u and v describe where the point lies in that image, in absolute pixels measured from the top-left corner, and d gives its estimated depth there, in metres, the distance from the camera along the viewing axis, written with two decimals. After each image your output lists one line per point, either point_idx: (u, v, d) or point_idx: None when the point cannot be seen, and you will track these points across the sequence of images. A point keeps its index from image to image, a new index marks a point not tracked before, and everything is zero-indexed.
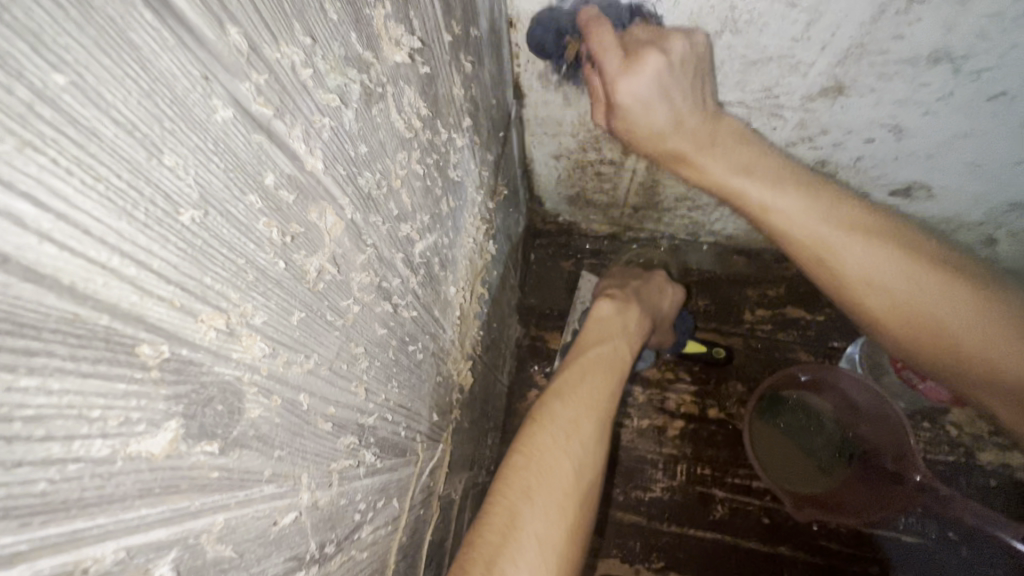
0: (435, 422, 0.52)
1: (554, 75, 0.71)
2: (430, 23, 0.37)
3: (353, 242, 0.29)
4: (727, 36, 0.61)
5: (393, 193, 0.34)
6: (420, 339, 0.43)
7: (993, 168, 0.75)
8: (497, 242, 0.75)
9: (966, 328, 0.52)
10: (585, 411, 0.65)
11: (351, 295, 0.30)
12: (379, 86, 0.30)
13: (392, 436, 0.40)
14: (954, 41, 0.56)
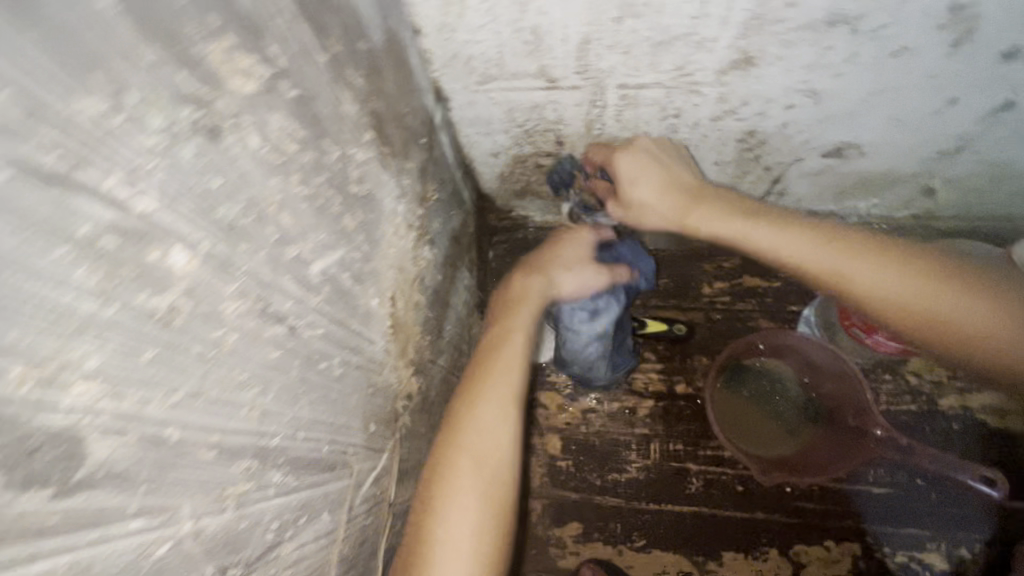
0: (373, 434, 0.54)
1: (471, 76, 0.72)
2: (296, 49, 0.38)
3: (215, 274, 0.30)
4: (629, 20, 0.61)
5: (270, 219, 0.35)
6: (334, 356, 0.44)
7: (914, 121, 0.77)
8: (436, 246, 0.76)
9: (915, 295, 0.63)
10: (489, 402, 0.67)
11: (224, 325, 0.31)
12: (230, 117, 0.31)
13: (311, 454, 0.41)
14: (845, 3, 0.57)
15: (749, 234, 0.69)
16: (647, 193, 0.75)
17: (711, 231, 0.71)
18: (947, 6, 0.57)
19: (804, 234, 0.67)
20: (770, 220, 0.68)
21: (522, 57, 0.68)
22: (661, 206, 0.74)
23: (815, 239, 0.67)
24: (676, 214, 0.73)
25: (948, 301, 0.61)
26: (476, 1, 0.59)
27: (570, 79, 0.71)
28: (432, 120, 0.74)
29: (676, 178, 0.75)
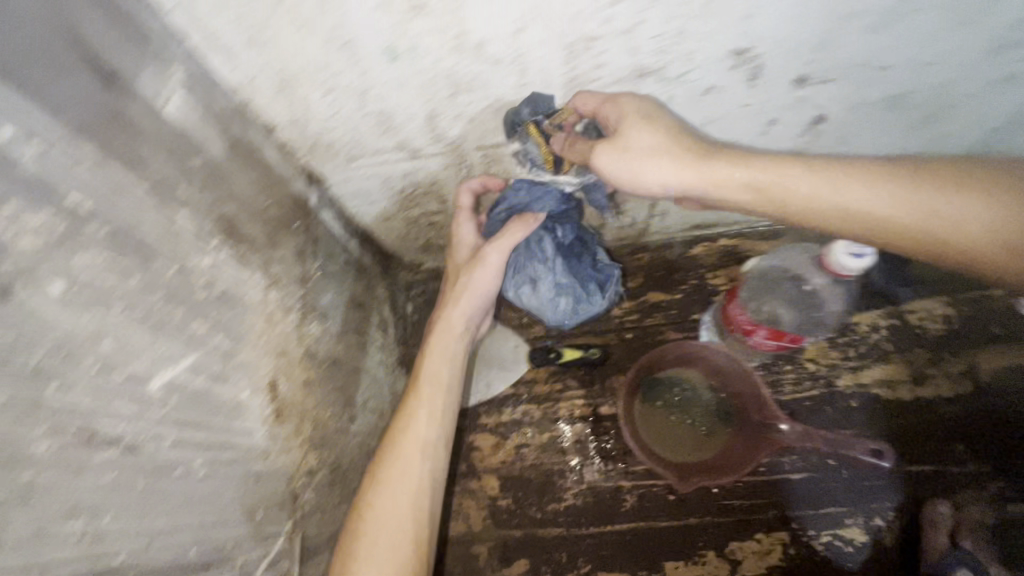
0: (255, 521, 0.59)
1: (338, 157, 0.77)
2: (101, 193, 0.43)
3: (11, 424, 0.36)
4: (462, 95, 0.67)
5: (81, 351, 0.41)
6: (181, 460, 0.49)
7: (750, 140, 0.85)
8: (328, 319, 0.79)
9: (949, 214, 0.60)
10: (409, 453, 0.77)
11: (32, 467, 0.37)
12: (20, 272, 0.37)
13: (165, 560, 0.48)
14: (643, 61, 0.65)
15: (768, 171, 0.67)
16: (656, 138, 0.68)
17: (711, 177, 0.68)
18: (729, 51, 0.65)
19: (814, 169, 0.66)
20: (789, 166, 0.67)
21: (378, 135, 0.73)
22: (660, 159, 0.68)
23: (821, 171, 0.65)
24: (689, 166, 0.68)
25: (986, 217, 0.59)
26: (316, 97, 0.65)
27: (429, 148, 0.77)
28: (308, 201, 0.79)
29: (678, 126, 0.69)
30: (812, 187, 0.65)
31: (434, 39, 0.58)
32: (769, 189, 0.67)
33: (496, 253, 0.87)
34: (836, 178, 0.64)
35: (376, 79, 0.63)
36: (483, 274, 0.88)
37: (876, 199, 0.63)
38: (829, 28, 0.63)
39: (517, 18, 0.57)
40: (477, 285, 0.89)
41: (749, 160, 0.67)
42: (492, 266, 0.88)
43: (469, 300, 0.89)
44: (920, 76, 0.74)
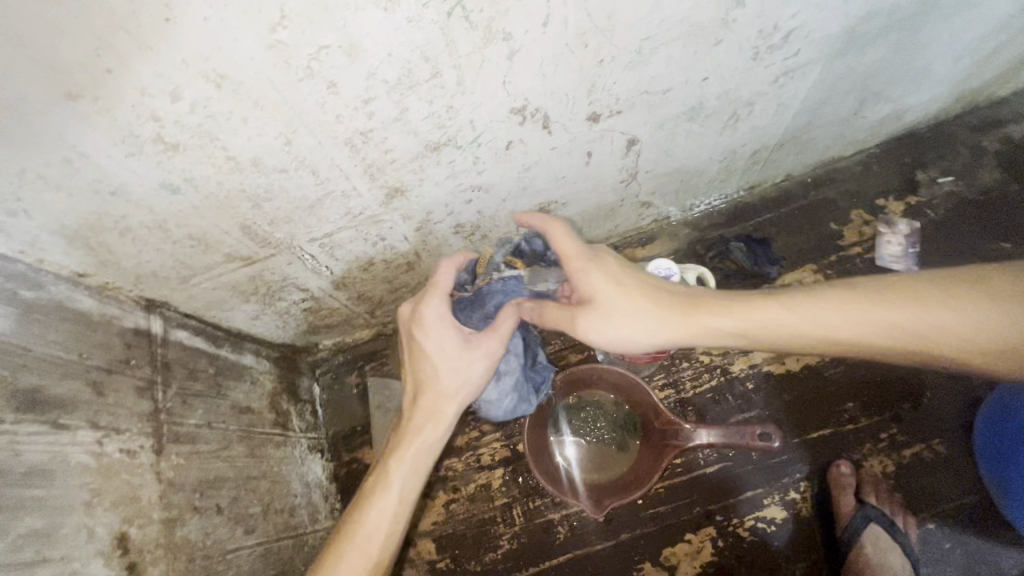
0: None
1: (170, 281, 0.76)
2: None
3: None
4: (265, 204, 0.68)
5: None
6: None
7: (578, 172, 0.89)
8: (197, 442, 0.78)
9: (946, 330, 0.60)
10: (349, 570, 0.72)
11: None
12: None
13: None
14: (429, 137, 0.67)
15: (755, 316, 0.69)
16: (644, 301, 0.72)
17: (698, 330, 0.70)
18: (508, 112, 0.68)
19: (805, 305, 0.67)
20: (768, 305, 0.68)
21: (202, 254, 0.73)
22: (635, 318, 0.71)
23: (811, 304, 0.66)
24: (673, 321, 0.71)
25: (984, 326, 0.59)
26: (114, 240, 0.64)
27: (260, 252, 0.78)
28: (151, 331, 0.77)
29: (645, 285, 0.73)
30: (797, 327, 0.67)
31: (206, 167, 0.59)
32: (761, 331, 0.69)
33: (499, 342, 0.79)
34: (817, 317, 0.66)
35: (168, 211, 0.63)
36: (480, 365, 0.78)
37: (866, 324, 0.64)
38: (592, 74, 0.67)
39: (279, 133, 0.58)
40: (469, 379, 0.79)
41: (725, 311, 0.69)
42: (492, 355, 0.79)
43: (457, 396, 0.79)
44: (702, 90, 0.79)
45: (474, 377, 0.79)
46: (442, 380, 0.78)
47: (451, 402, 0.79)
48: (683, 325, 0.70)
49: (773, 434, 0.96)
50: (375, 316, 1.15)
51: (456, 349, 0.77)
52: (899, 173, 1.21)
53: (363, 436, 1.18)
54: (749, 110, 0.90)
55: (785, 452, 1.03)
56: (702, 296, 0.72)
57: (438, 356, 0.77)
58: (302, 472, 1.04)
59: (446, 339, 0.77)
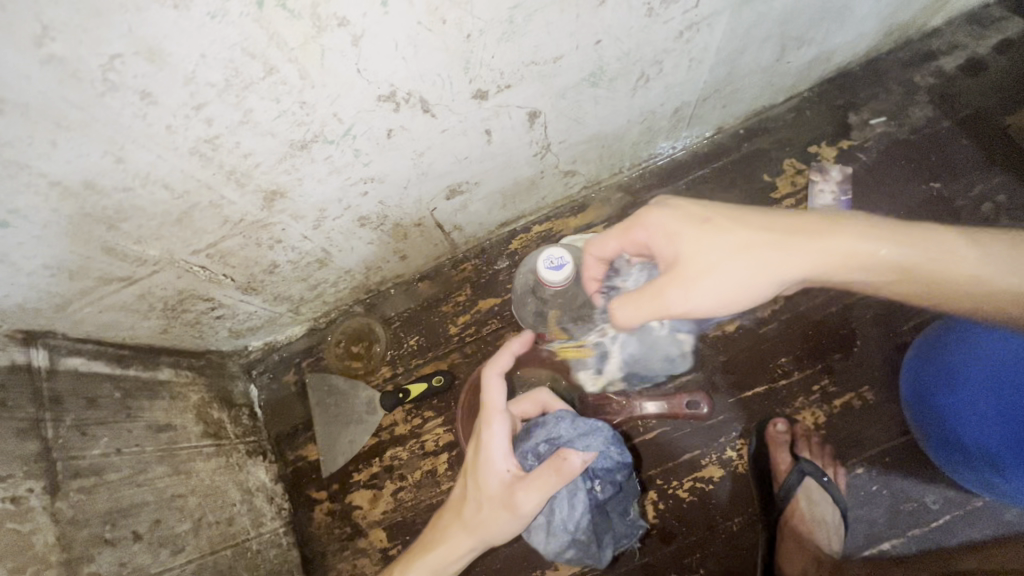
0: None
1: (44, 311, 0.71)
2: None
3: None
4: (121, 225, 0.63)
5: None
6: None
7: (481, 153, 0.84)
8: (105, 471, 0.75)
9: None
10: None
11: None
12: None
13: None
14: (290, 136, 0.61)
15: (893, 244, 0.69)
16: (762, 237, 0.69)
17: (832, 260, 0.70)
18: (376, 100, 0.62)
19: (937, 242, 0.69)
20: (900, 235, 0.70)
21: (70, 281, 0.68)
22: (746, 259, 0.68)
23: (941, 242, 0.69)
24: (803, 256, 0.69)
25: None
26: None
27: (138, 271, 0.72)
28: (33, 365, 0.73)
29: (747, 228, 0.70)
30: (930, 262, 0.69)
31: (29, 197, 0.53)
32: (895, 261, 0.69)
33: (528, 507, 0.74)
34: (947, 250, 0.69)
35: (5, 245, 0.58)
36: (502, 521, 0.75)
37: (992, 263, 0.68)
38: (462, 50, 0.61)
39: (104, 152, 0.52)
40: (490, 530, 0.77)
41: (858, 239, 0.69)
42: (518, 519, 0.75)
43: (477, 541, 0.78)
44: (598, 53, 0.74)
45: (495, 528, 0.76)
46: (470, 515, 0.78)
47: (471, 539, 0.78)
48: (818, 249, 0.69)
49: (699, 399, 1.02)
50: (302, 312, 1.11)
51: (490, 491, 0.77)
52: (831, 117, 1.17)
53: (306, 435, 1.16)
54: (658, 69, 0.84)
55: (719, 413, 1.04)
56: (810, 226, 0.70)
57: (475, 488, 0.79)
58: (240, 479, 1.03)
59: (484, 476, 0.77)
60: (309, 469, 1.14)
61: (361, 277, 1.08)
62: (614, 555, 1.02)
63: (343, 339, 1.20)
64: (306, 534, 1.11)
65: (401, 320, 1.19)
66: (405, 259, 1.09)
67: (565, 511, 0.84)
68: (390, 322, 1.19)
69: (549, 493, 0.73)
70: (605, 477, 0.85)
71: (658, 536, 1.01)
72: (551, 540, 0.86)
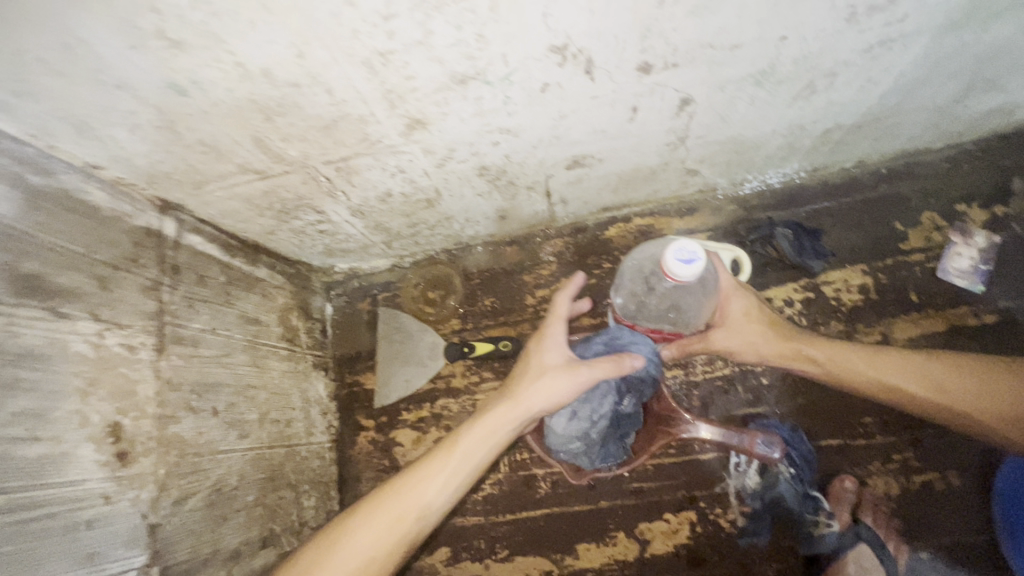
0: (124, 552, 0.61)
1: (183, 185, 0.76)
2: None
3: None
4: (278, 118, 0.65)
5: None
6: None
7: (618, 129, 0.81)
8: (199, 346, 0.80)
9: (988, 397, 0.82)
10: (383, 512, 0.73)
11: None
12: None
13: None
14: (455, 68, 0.61)
15: (844, 357, 0.89)
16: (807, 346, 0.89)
17: (790, 354, 0.90)
18: (546, 50, 0.61)
19: (874, 360, 0.88)
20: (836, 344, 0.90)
21: (214, 161, 0.72)
22: (739, 304, 0.90)
23: (881, 361, 0.87)
24: (776, 342, 0.90)
25: (998, 402, 0.81)
26: (122, 134, 0.62)
27: (274, 168, 0.75)
28: (163, 232, 0.78)
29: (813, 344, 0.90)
30: (858, 368, 0.88)
31: (214, 71, 0.56)
32: (844, 373, 0.88)
33: (591, 372, 0.75)
34: (872, 358, 0.88)
35: (176, 112, 0.61)
36: (560, 383, 0.75)
37: (923, 379, 0.85)
38: (648, 16, 0.58)
39: (290, 44, 0.54)
40: (550, 393, 0.75)
41: (793, 337, 0.90)
42: (577, 385, 0.75)
43: (534, 406, 0.76)
44: (777, 51, 0.69)
45: (553, 394, 0.75)
46: (524, 384, 0.77)
47: (521, 407, 0.76)
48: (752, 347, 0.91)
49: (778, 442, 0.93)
50: (392, 247, 1.14)
51: (552, 361, 0.78)
52: (991, 177, 1.06)
53: (366, 362, 1.20)
54: (828, 82, 0.78)
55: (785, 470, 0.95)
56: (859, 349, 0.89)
57: (534, 362, 0.79)
58: (304, 387, 1.08)
59: (545, 347, 0.80)
60: (362, 395, 1.18)
61: (457, 227, 1.09)
62: (637, 562, 1.00)
63: (421, 283, 1.22)
64: (347, 455, 1.15)
65: (482, 278, 1.19)
66: (503, 220, 1.09)
67: (591, 407, 0.87)
68: (470, 278, 1.19)
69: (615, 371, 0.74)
70: (638, 388, 0.89)
71: (687, 557, 0.99)
72: (564, 430, 0.88)
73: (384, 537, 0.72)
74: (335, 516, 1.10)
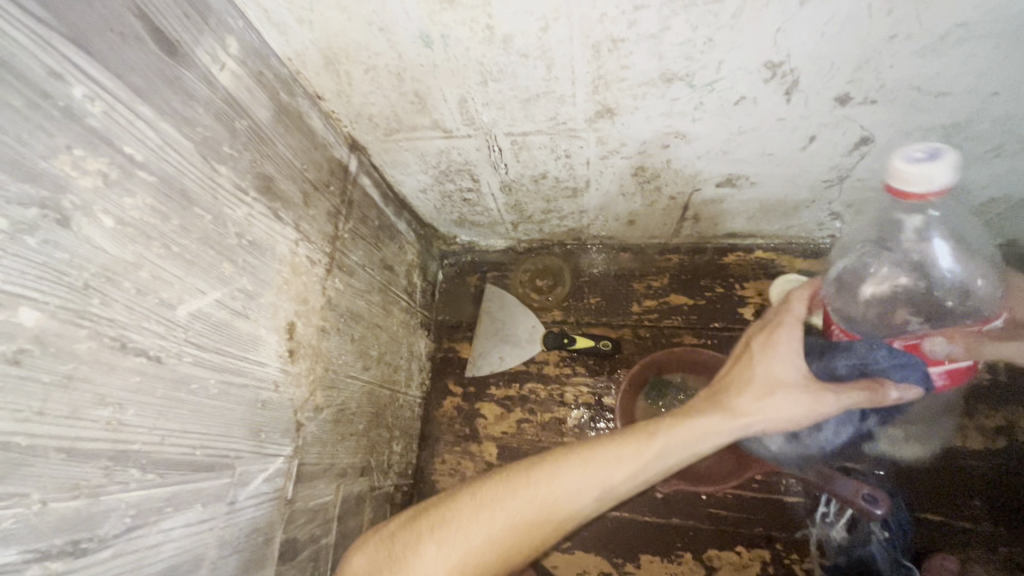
0: (278, 438, 0.67)
1: (377, 130, 0.83)
2: (179, 155, 0.51)
3: (117, 333, 0.44)
4: (492, 83, 0.71)
5: (159, 279, 0.49)
6: (212, 375, 0.56)
7: (786, 155, 0.83)
8: (353, 276, 0.87)
9: None
10: (543, 496, 0.65)
11: (122, 366, 0.45)
12: (120, 207, 0.45)
13: (205, 458, 0.55)
14: (670, 65, 0.65)
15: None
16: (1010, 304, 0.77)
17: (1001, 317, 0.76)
18: (762, 64, 0.64)
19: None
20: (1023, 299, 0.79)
21: (415, 113, 0.78)
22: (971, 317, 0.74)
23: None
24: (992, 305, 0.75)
25: None
26: (358, 73, 0.70)
27: (462, 129, 0.81)
28: (348, 169, 0.86)
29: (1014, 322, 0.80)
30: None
31: (465, 30, 0.62)
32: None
33: (833, 404, 0.68)
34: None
35: (412, 60, 0.67)
36: (794, 403, 0.68)
37: None
38: (874, 48, 0.60)
39: (542, 16, 0.59)
40: (775, 413, 0.69)
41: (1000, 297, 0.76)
42: (817, 410, 0.69)
43: (754, 421, 0.69)
44: (980, 106, 0.69)
45: (778, 413, 0.69)
46: (756, 399, 0.70)
47: (749, 418, 0.68)
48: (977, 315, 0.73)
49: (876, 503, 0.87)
50: (516, 229, 1.19)
51: (785, 376, 0.70)
52: None
53: (464, 333, 1.26)
54: (1018, 149, 0.77)
55: (878, 532, 0.88)
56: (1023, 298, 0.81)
57: (763, 368, 0.72)
58: (411, 340, 1.14)
59: (780, 363, 0.72)
60: (455, 362, 1.24)
61: (584, 222, 1.13)
62: None
63: (531, 270, 1.27)
64: (431, 414, 1.20)
65: (591, 277, 1.23)
66: (631, 224, 1.12)
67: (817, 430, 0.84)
68: (579, 275, 1.23)
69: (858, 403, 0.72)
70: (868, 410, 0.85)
71: None
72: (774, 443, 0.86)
73: (529, 528, 0.64)
74: (410, 469, 1.15)
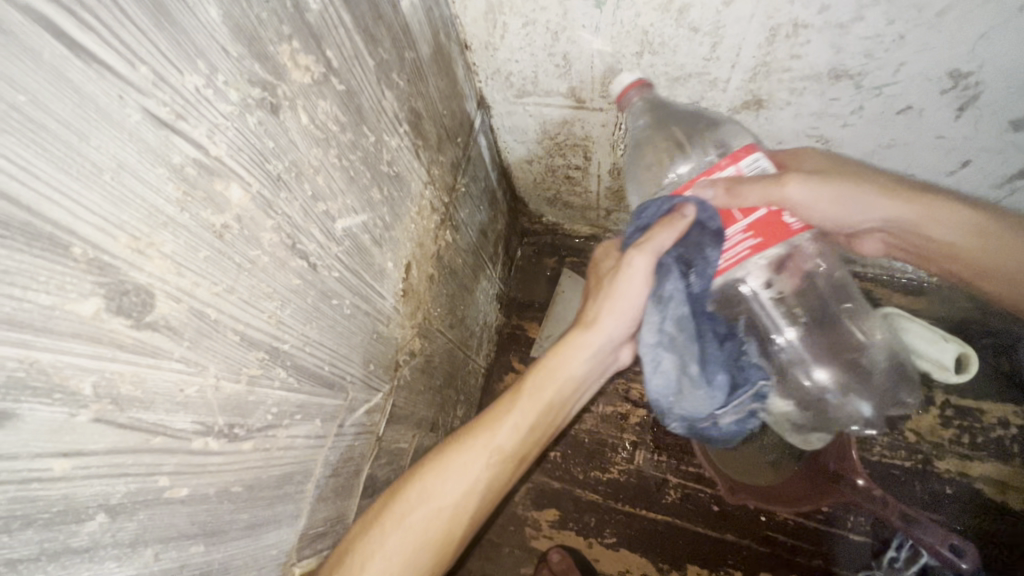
0: (381, 373, 0.67)
1: (510, 90, 0.83)
2: (360, 70, 0.51)
3: (291, 230, 0.44)
4: (648, 56, 0.69)
5: (329, 188, 0.49)
6: (348, 296, 0.56)
7: (928, 178, 0.79)
8: (459, 231, 0.87)
9: None
10: (426, 496, 0.59)
11: (288, 265, 0.45)
12: (313, 108, 0.45)
13: (329, 375, 0.55)
14: (845, 60, 0.62)
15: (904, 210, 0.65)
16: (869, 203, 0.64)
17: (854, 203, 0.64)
18: (945, 72, 0.61)
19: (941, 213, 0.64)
20: (916, 199, 0.65)
21: (555, 78, 0.77)
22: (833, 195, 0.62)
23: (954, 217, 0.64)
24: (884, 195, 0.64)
25: None
26: (516, 26, 0.69)
27: (596, 102, 0.80)
28: (472, 125, 0.86)
29: (872, 178, 0.66)
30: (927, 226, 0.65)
31: None
32: (897, 223, 0.66)
33: (645, 264, 0.63)
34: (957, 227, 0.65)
35: (574, 21, 0.66)
36: (630, 293, 0.65)
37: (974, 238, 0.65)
38: None
39: None
40: (618, 308, 0.65)
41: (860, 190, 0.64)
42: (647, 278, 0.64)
43: (601, 331, 0.66)
44: None
45: (621, 307, 0.65)
46: (591, 306, 0.67)
47: (599, 330, 0.65)
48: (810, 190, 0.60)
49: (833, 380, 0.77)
50: (607, 218, 1.17)
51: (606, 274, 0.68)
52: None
53: (535, 312, 1.25)
54: None
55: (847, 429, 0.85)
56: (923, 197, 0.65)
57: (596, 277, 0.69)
58: (487, 309, 1.13)
59: (602, 270, 0.70)
60: (522, 339, 1.23)
61: None
62: None
63: None
64: (490, 386, 1.20)
65: None
66: None
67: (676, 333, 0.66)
68: None
69: (662, 247, 0.61)
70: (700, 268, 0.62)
71: None
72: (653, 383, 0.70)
73: (423, 532, 0.57)
74: None
